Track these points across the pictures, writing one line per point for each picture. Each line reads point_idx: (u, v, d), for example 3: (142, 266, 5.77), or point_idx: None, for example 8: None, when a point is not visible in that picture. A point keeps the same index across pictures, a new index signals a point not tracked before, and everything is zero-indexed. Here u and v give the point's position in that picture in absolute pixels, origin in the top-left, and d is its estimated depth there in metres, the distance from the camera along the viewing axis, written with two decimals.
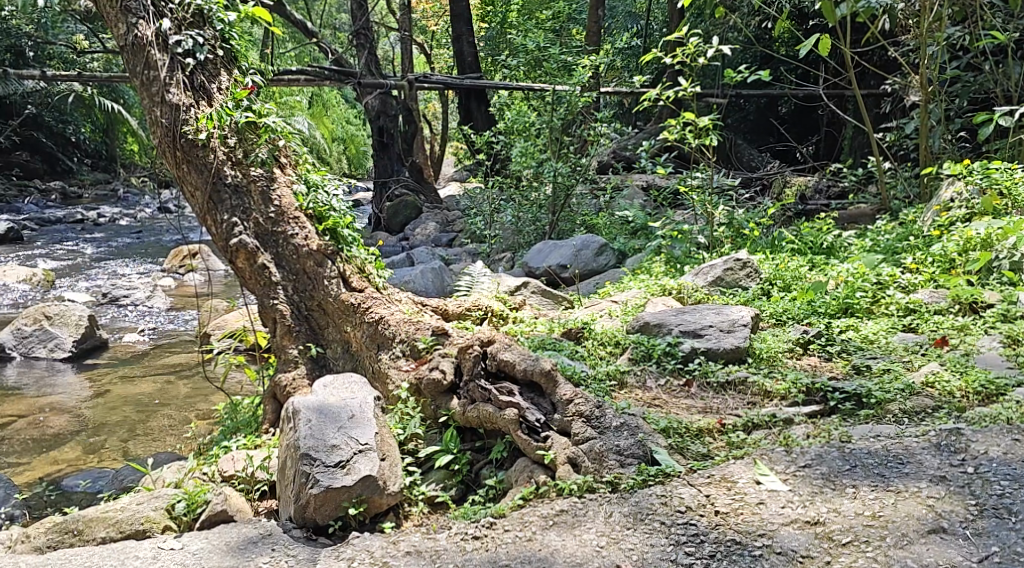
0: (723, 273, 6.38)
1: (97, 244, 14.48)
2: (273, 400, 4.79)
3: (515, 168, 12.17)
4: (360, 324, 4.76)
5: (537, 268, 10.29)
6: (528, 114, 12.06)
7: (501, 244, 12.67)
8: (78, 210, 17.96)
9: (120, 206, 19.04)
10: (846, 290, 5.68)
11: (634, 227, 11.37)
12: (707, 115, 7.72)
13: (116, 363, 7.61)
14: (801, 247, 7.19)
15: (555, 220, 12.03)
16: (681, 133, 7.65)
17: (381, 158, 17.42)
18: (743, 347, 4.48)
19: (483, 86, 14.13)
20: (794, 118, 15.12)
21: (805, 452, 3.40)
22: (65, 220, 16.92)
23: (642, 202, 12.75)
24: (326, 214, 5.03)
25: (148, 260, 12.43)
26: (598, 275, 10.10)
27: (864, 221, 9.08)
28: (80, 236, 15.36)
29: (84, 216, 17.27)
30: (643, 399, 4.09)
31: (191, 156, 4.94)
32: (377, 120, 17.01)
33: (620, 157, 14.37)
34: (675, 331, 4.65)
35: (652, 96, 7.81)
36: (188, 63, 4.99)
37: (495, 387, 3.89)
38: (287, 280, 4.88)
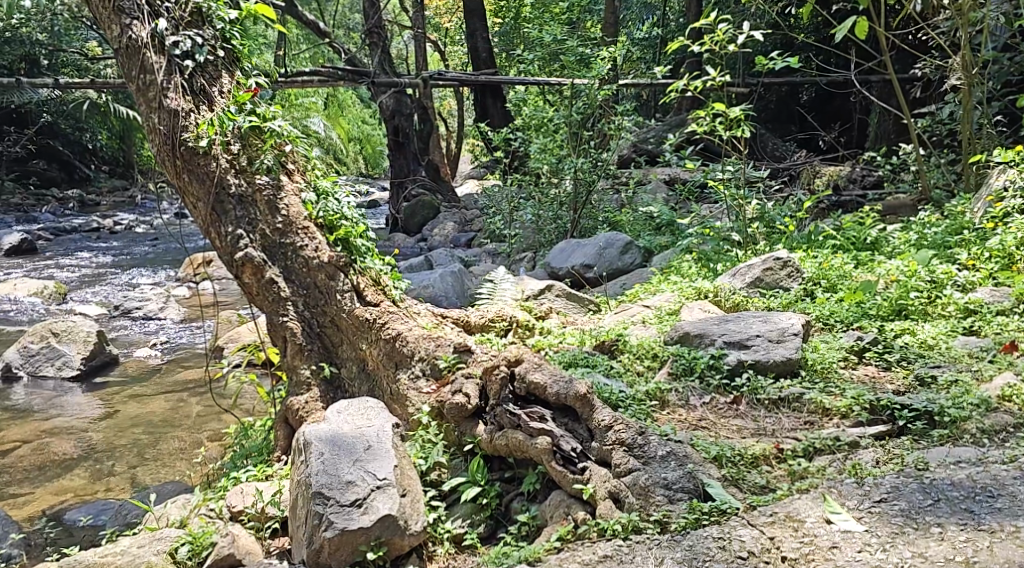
0: (761, 274, 6.02)
1: (112, 253, 14.24)
2: (286, 425, 4.45)
3: (534, 165, 11.81)
4: (377, 342, 4.41)
5: (561, 269, 9.94)
6: (546, 109, 11.68)
7: (522, 244, 12.33)
8: (95, 218, 17.77)
9: (137, 212, 18.83)
10: (899, 290, 5.29)
11: (660, 223, 10.95)
12: (738, 105, 7.32)
13: (126, 381, 7.32)
14: (843, 243, 6.78)
15: (577, 218, 11.65)
16: (710, 125, 7.26)
17: (398, 157, 17.14)
18: (795, 358, 4.10)
19: (500, 81, 13.79)
20: (817, 105, 14.68)
21: (879, 484, 3.05)
22: (80, 229, 16.70)
23: (667, 197, 12.36)
24: (338, 223, 4.69)
25: (164, 269, 12.16)
26: (624, 274, 9.74)
27: (905, 213, 8.67)
28: (96, 245, 15.14)
29: (100, 224, 17.07)
30: (688, 420, 3.71)
31: (191, 164, 4.59)
32: (392, 119, 16.78)
33: (642, 151, 13.99)
34: (718, 342, 4.27)
35: (679, 86, 7.42)
36: (187, 65, 4.64)
37: (525, 412, 3.52)
38: (296, 295, 4.53)
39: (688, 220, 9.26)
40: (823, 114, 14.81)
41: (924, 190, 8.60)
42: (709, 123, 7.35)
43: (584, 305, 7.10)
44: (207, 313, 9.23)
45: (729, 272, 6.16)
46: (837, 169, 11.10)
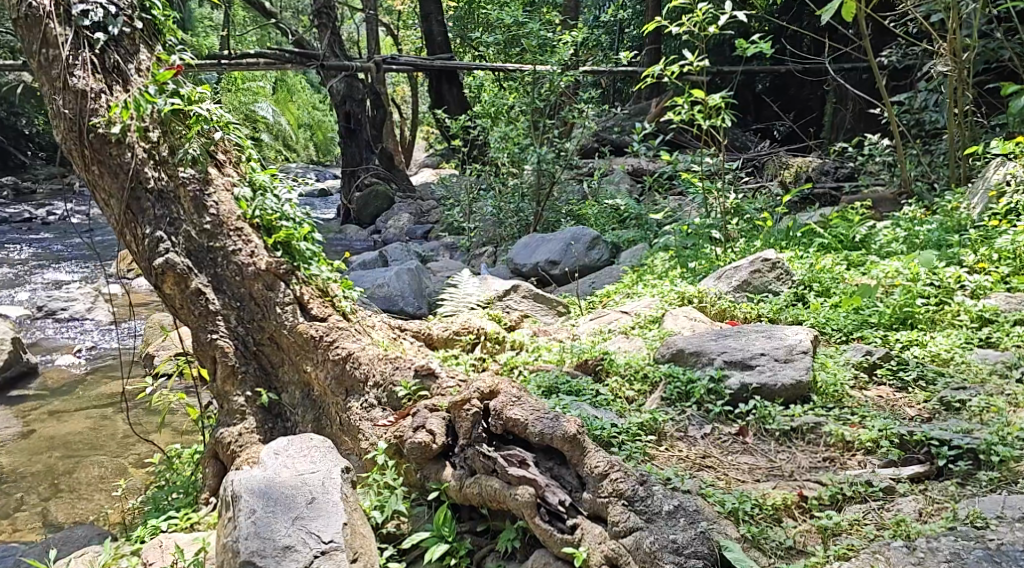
0: (749, 276, 5.51)
1: (44, 246, 13.34)
2: (216, 460, 3.84)
3: (494, 155, 11.23)
4: (324, 364, 3.79)
5: (525, 266, 9.44)
6: (507, 95, 11.09)
7: (482, 237, 11.77)
8: (28, 208, 16.77)
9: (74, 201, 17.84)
10: (904, 297, 4.80)
11: (627, 217, 10.44)
12: (718, 92, 6.79)
13: (44, 395, 6.58)
14: (832, 242, 6.29)
15: (540, 211, 11.17)
16: (689, 113, 6.70)
17: (349, 145, 16.38)
18: (806, 381, 3.58)
19: (457, 66, 13.16)
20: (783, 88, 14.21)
21: (934, 550, 2.58)
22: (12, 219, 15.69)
23: (632, 189, 11.86)
24: (277, 223, 4.05)
25: (98, 264, 11.34)
26: (593, 271, 9.25)
27: (887, 207, 8.28)
28: (27, 238, 14.20)
29: (33, 214, 16.09)
30: (690, 459, 3.18)
31: (102, 155, 3.94)
32: (343, 105, 16.01)
33: (606, 140, 13.49)
34: (717, 361, 3.73)
35: (656, 71, 6.87)
36: (97, 37, 3.96)
37: (502, 455, 2.96)
38: (229, 309, 3.90)
39: (662, 216, 8.75)
40: (789, 97, 14.35)
41: (906, 182, 8.22)
42: (687, 111, 6.81)
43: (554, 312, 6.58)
44: (142, 315, 8.48)
45: (714, 276, 5.65)
46: (810, 159, 10.68)
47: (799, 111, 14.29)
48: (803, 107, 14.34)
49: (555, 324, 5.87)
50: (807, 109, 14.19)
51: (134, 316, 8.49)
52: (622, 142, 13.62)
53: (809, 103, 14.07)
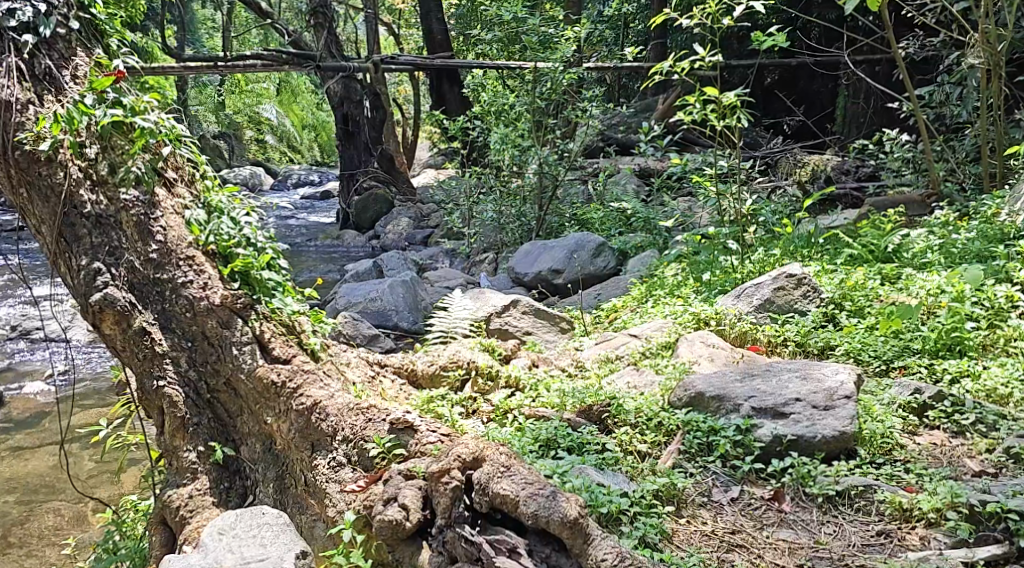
0: (771, 294, 4.99)
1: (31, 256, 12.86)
2: (165, 527, 3.31)
3: (495, 157, 10.75)
4: (286, 414, 3.25)
5: (527, 275, 9.03)
6: (507, 94, 10.58)
7: (483, 243, 11.32)
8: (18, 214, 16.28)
9: None
10: (951, 319, 4.30)
11: (635, 221, 9.93)
12: (732, 89, 6.26)
13: (8, 428, 6.06)
14: (861, 253, 5.78)
15: (543, 216, 10.73)
16: (701, 111, 6.17)
17: (348, 148, 15.95)
18: (851, 433, 3.04)
19: (456, 64, 12.68)
20: (790, 81, 13.67)
21: None
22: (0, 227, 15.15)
23: (639, 191, 11.35)
24: (233, 251, 3.51)
25: None
26: (599, 280, 8.80)
27: (914, 210, 7.77)
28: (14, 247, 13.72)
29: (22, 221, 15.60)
30: (715, 536, 2.70)
31: (31, 174, 3.42)
32: (341, 106, 15.56)
33: (611, 140, 13.02)
34: (744, 408, 3.20)
35: (664, 68, 6.33)
36: (25, 40, 3.44)
37: (490, 542, 2.48)
38: (178, 351, 3.36)
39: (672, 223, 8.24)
40: (799, 90, 13.82)
41: (933, 183, 7.71)
42: (699, 109, 6.28)
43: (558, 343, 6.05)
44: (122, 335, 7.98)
45: (731, 294, 5.12)
46: (827, 158, 10.14)
47: (809, 105, 13.76)
48: (813, 100, 13.81)
49: (557, 348, 5.38)
50: (817, 102, 13.67)
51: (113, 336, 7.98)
52: (628, 141, 13.11)
53: (819, 96, 13.54)
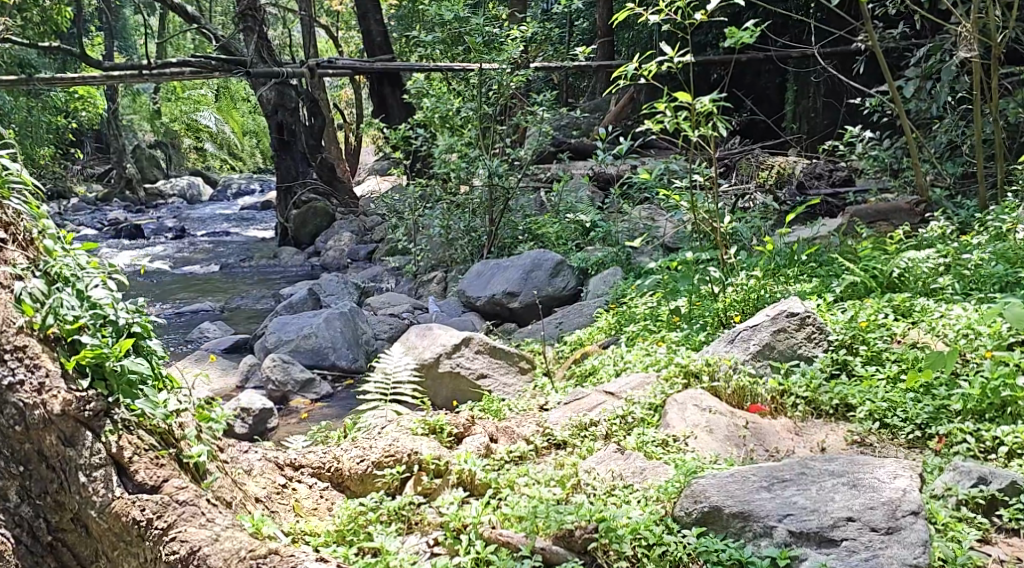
0: (769, 339, 4.19)
1: None
2: None
3: (440, 169, 9.96)
4: (154, 564, 2.79)
5: (479, 299, 8.28)
6: (451, 100, 9.77)
7: (430, 259, 10.52)
8: None
9: None
10: (998, 370, 3.57)
11: (594, 235, 9.18)
12: (708, 93, 5.44)
13: None
14: (865, 280, 5.05)
15: (495, 230, 9.96)
16: (673, 120, 5.36)
17: (283, 157, 15.10)
18: (925, 565, 2.62)
19: (396, 68, 11.86)
20: (739, 75, 13.00)
21: None
22: None
23: (596, 198, 10.61)
24: (77, 338, 2.85)
25: None
26: (559, 303, 8.08)
27: (901, 219, 7.14)
28: None
29: None
30: None
31: None
32: (275, 114, 14.64)
33: (563, 144, 12.31)
34: (780, 530, 2.76)
35: (629, 70, 5.45)
36: None
37: None
38: (6, 478, 2.76)
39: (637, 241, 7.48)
40: (750, 84, 13.17)
41: (921, 188, 7.03)
42: (670, 116, 5.45)
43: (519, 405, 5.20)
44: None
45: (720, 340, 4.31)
46: (796, 160, 9.49)
47: (758, 99, 13.13)
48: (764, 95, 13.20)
49: (520, 410, 4.60)
50: (767, 97, 13.04)
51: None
52: (581, 145, 12.36)
53: (769, 91, 12.92)
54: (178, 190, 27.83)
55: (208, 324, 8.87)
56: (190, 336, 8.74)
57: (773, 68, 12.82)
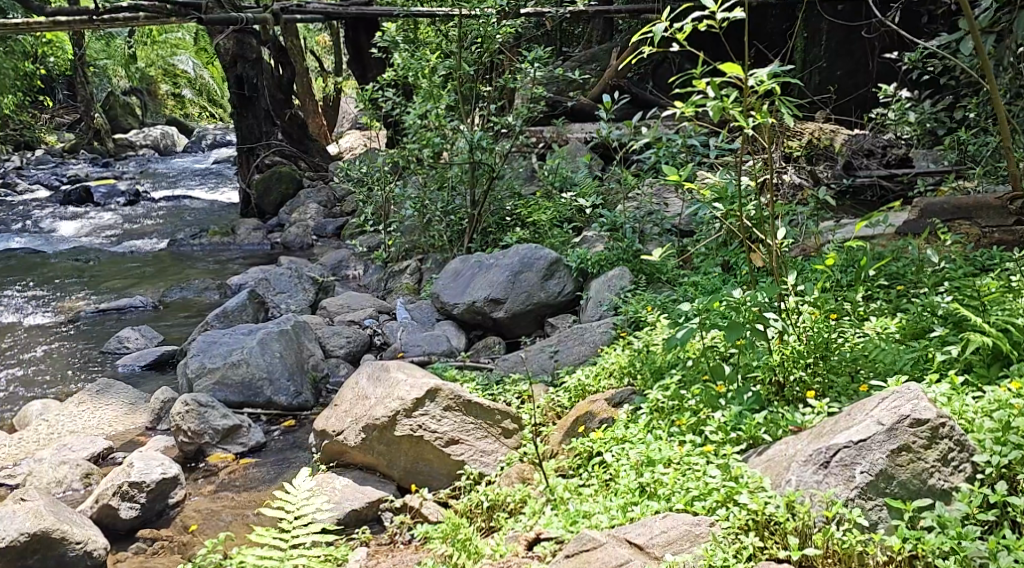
0: (885, 464, 3.04)
1: None
2: None
3: (414, 138, 8.41)
4: None
5: (456, 306, 6.77)
6: (427, 54, 8.18)
7: (403, 242, 9.03)
8: None
9: None
10: None
11: (595, 221, 7.65)
12: (768, 64, 3.89)
13: None
14: (997, 340, 3.62)
15: (479, 211, 8.44)
16: (719, 105, 3.85)
17: (244, 116, 13.31)
18: None
19: (368, 14, 10.24)
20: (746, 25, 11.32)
21: None
22: None
23: (595, 169, 9.03)
24: None
25: None
26: (554, 313, 6.62)
27: (988, 218, 5.53)
28: None
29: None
30: None
31: None
32: (234, 66, 12.90)
33: (559, 104, 10.73)
34: None
35: (658, 30, 3.85)
36: None
37: None
38: None
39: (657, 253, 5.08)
40: (761, 29, 11.48)
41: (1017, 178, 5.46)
42: (712, 95, 3.95)
43: (503, 505, 3.96)
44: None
45: (798, 462, 3.16)
46: (835, 130, 7.93)
47: (770, 45, 11.50)
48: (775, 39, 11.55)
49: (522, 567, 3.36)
50: (778, 42, 11.42)
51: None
52: (579, 105, 10.74)
53: (780, 38, 11.30)
54: (150, 141, 25.99)
55: (130, 330, 7.48)
56: (108, 346, 7.37)
57: (784, 10, 11.20)
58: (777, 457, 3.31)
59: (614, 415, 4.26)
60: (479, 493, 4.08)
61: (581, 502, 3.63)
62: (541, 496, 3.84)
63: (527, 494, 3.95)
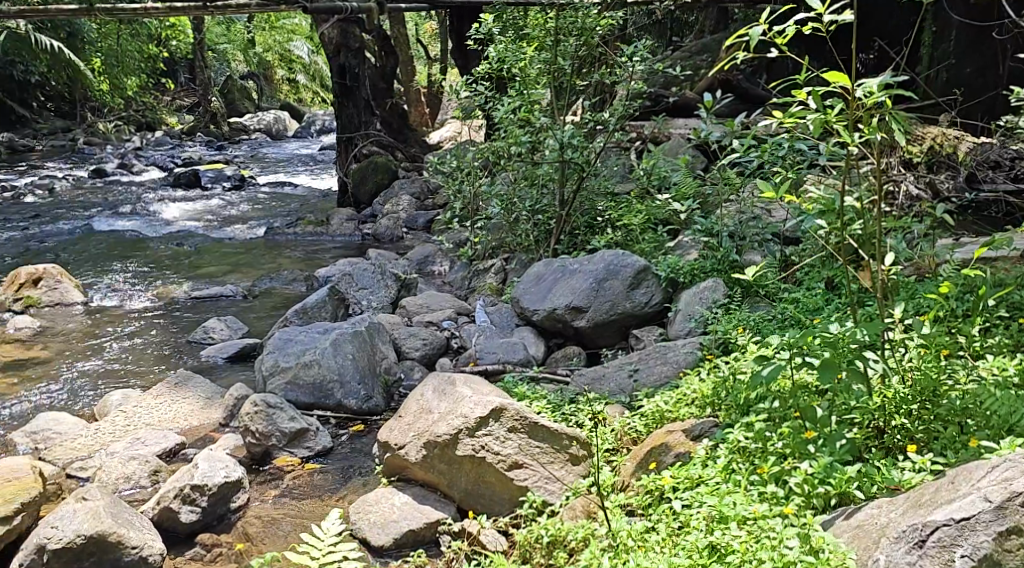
0: (992, 546, 2.78)
1: None
2: None
3: (507, 134, 8.18)
4: None
5: (536, 312, 6.53)
6: (523, 48, 7.93)
7: (493, 240, 8.82)
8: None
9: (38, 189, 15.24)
10: None
11: (690, 226, 7.27)
12: (879, 74, 3.50)
13: None
14: None
15: (570, 211, 8.15)
16: (820, 118, 3.48)
17: (345, 105, 13.30)
18: None
19: None
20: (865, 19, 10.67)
21: None
22: None
23: (694, 169, 8.62)
24: None
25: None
26: (639, 325, 6.30)
27: None
28: None
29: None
30: None
31: None
32: (337, 56, 12.93)
33: (661, 100, 10.33)
34: None
35: (756, 34, 3.49)
36: None
37: None
38: None
39: (751, 273, 4.75)
40: (881, 24, 10.81)
41: None
42: (813, 107, 3.59)
43: (564, 542, 3.72)
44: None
45: (890, 539, 2.91)
46: (959, 137, 7.32)
47: (890, 41, 10.81)
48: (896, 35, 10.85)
49: None
50: (899, 38, 10.72)
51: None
52: (681, 101, 10.32)
53: (901, 33, 10.60)
54: (264, 124, 26.53)
55: (216, 321, 7.50)
56: (194, 335, 7.40)
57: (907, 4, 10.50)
58: (869, 521, 3.07)
59: (690, 450, 3.94)
60: (540, 526, 3.84)
61: (648, 550, 3.36)
62: (605, 537, 3.58)
63: (591, 532, 3.67)
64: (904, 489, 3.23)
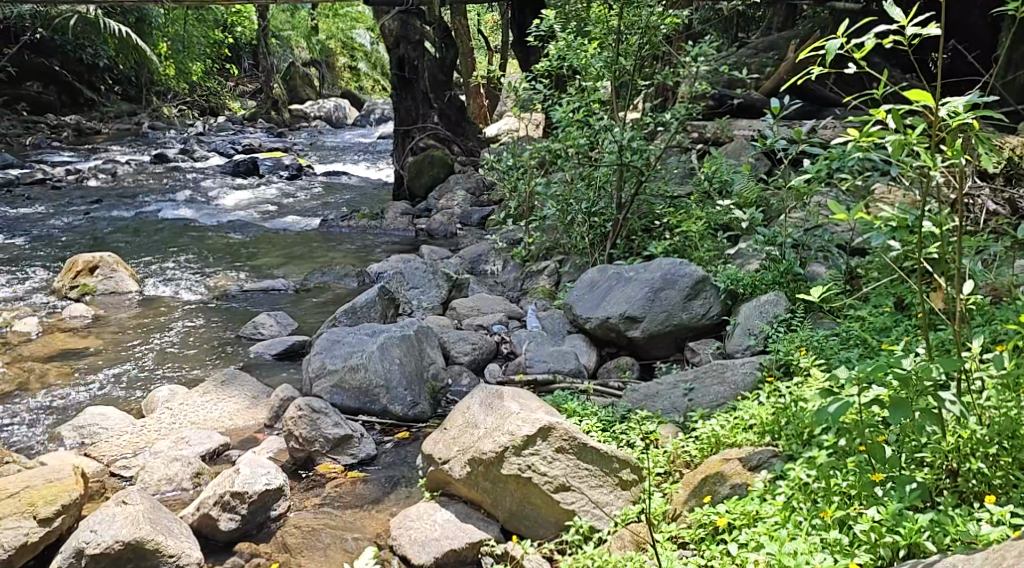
0: None
1: (23, 236, 10.96)
2: None
3: (565, 133, 7.99)
4: None
5: (589, 320, 6.34)
6: (584, 45, 7.72)
7: (547, 241, 8.65)
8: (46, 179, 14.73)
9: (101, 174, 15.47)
10: None
11: (751, 234, 7.01)
12: (966, 94, 3.23)
13: None
14: None
15: (627, 214, 7.94)
16: (901, 139, 3.23)
17: (404, 96, 13.14)
18: None
19: None
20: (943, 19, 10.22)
21: None
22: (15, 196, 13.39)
23: (758, 172, 8.33)
24: None
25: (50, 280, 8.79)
26: (695, 338, 6.09)
27: None
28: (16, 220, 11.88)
29: (40, 191, 13.89)
30: None
31: None
32: (397, 47, 12.81)
33: (726, 99, 10.04)
34: None
35: (834, 46, 3.25)
36: None
37: None
38: None
39: (818, 295, 4.33)
40: (960, 25, 10.35)
41: None
42: (893, 126, 3.34)
43: None
44: (22, 418, 5.77)
45: None
46: None
47: (969, 43, 10.35)
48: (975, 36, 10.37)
49: None
50: (978, 40, 10.25)
51: (13, 416, 5.78)
52: (746, 102, 10.01)
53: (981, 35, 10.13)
54: (325, 112, 26.64)
55: (266, 315, 7.45)
56: (244, 329, 7.37)
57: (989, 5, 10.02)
58: None
59: (748, 482, 3.76)
60: (588, 557, 3.70)
61: None
62: None
63: None
64: (982, 543, 2.97)
